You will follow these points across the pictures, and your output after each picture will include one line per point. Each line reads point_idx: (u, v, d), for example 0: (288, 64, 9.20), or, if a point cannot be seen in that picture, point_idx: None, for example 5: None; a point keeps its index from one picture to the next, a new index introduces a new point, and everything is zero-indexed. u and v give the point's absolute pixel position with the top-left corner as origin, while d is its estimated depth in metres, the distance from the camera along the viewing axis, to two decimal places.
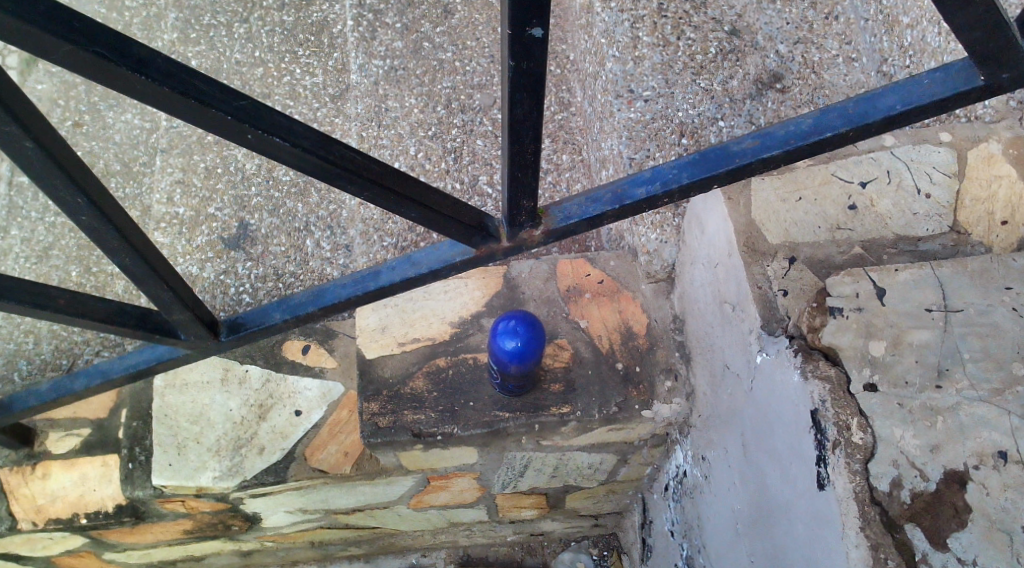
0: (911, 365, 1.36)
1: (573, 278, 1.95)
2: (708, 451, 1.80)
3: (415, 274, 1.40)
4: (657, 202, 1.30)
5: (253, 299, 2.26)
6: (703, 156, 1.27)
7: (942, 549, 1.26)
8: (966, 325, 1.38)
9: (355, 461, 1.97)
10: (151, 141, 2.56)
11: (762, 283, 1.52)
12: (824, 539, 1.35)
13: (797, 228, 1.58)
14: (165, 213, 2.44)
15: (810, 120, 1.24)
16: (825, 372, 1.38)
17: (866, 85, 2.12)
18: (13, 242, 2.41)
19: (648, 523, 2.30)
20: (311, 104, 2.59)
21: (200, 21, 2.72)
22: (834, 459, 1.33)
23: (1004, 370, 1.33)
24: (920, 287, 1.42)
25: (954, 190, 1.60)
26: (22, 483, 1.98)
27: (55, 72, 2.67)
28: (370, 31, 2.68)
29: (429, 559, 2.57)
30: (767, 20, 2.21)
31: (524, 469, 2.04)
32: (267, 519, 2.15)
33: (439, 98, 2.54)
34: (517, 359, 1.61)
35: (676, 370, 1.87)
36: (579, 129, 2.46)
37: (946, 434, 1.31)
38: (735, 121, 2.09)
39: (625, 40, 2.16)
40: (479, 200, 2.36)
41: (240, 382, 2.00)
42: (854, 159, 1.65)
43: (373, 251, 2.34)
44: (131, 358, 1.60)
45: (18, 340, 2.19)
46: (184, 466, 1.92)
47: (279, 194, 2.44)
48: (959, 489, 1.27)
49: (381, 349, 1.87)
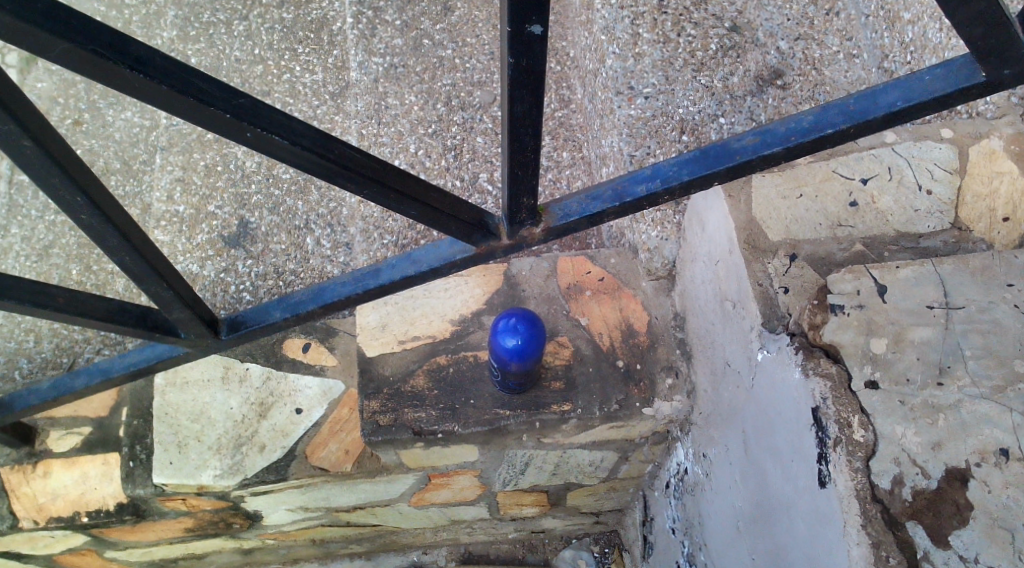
0: (912, 362, 1.36)
1: (573, 276, 1.94)
2: (709, 449, 1.80)
3: (415, 273, 1.40)
4: (657, 199, 1.30)
5: (253, 298, 2.26)
6: (704, 154, 1.27)
7: (944, 547, 1.25)
8: (967, 322, 1.37)
9: (356, 459, 1.97)
10: (151, 139, 2.56)
11: (763, 281, 1.52)
12: (825, 537, 1.35)
13: (797, 225, 1.58)
14: (165, 211, 2.43)
15: (811, 117, 1.24)
16: (826, 370, 1.38)
17: (867, 81, 2.11)
18: (13, 240, 2.41)
19: (648, 520, 2.30)
20: (310, 102, 2.58)
21: (200, 19, 2.72)
22: (834, 458, 1.33)
23: (1005, 367, 1.33)
24: (921, 284, 1.42)
25: (955, 186, 1.60)
26: (23, 482, 1.98)
27: (55, 71, 2.66)
28: (370, 28, 2.67)
29: (430, 556, 2.57)
30: (767, 16, 2.20)
31: (525, 467, 2.04)
32: (268, 518, 2.15)
33: (439, 95, 2.53)
34: (517, 357, 1.61)
35: (677, 367, 1.86)
36: (579, 126, 2.46)
37: (947, 431, 1.31)
38: (735, 118, 2.09)
39: (625, 36, 2.16)
40: (479, 198, 2.36)
41: (241, 380, 2.00)
42: (855, 156, 1.64)
43: (374, 249, 2.34)
44: (132, 356, 1.59)
45: (19, 339, 2.19)
46: (184, 465, 1.92)
47: (279, 192, 2.44)
48: (960, 486, 1.27)
49: (382, 347, 1.87)
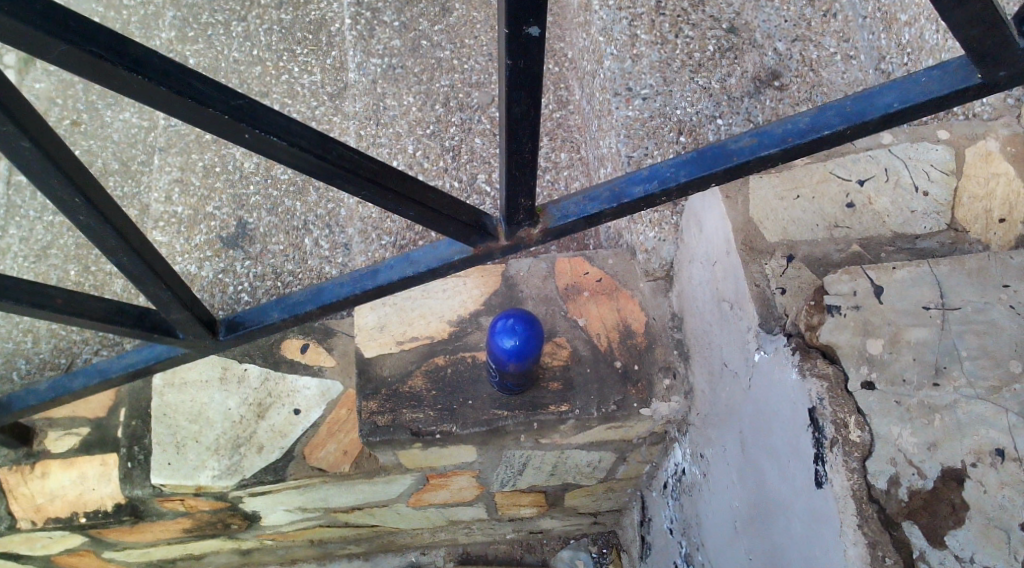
0: (908, 363, 1.37)
1: (571, 277, 1.95)
2: (706, 449, 1.80)
3: (413, 273, 1.40)
4: (655, 201, 1.30)
5: (251, 299, 2.26)
6: (701, 155, 1.28)
7: (939, 547, 1.26)
8: (964, 323, 1.38)
9: (354, 459, 1.97)
10: (149, 140, 2.56)
11: (760, 282, 1.52)
12: (822, 537, 1.35)
13: (794, 226, 1.58)
14: (163, 212, 2.43)
15: (808, 118, 1.24)
16: (823, 370, 1.38)
17: (864, 82, 2.12)
18: (12, 241, 2.41)
19: (647, 520, 2.30)
20: (309, 102, 2.59)
21: (199, 20, 2.72)
22: (831, 458, 1.34)
23: (1002, 368, 1.33)
24: (917, 285, 1.43)
25: (952, 187, 1.61)
26: (21, 483, 1.98)
27: (53, 71, 2.66)
28: (368, 29, 2.67)
29: (429, 557, 2.57)
30: (765, 17, 2.21)
31: (523, 467, 2.04)
32: (267, 518, 2.16)
33: (437, 96, 2.53)
34: (515, 357, 1.61)
35: (674, 368, 1.87)
36: (576, 127, 2.46)
37: (943, 432, 1.31)
38: (733, 119, 2.09)
39: (622, 38, 2.16)
40: (477, 199, 2.36)
41: (239, 381, 2.00)
42: (852, 157, 1.65)
43: (372, 249, 2.35)
44: (130, 356, 1.60)
45: (17, 339, 2.19)
46: (183, 465, 1.92)
47: (277, 193, 2.44)
48: (956, 486, 1.27)
49: (380, 347, 1.87)
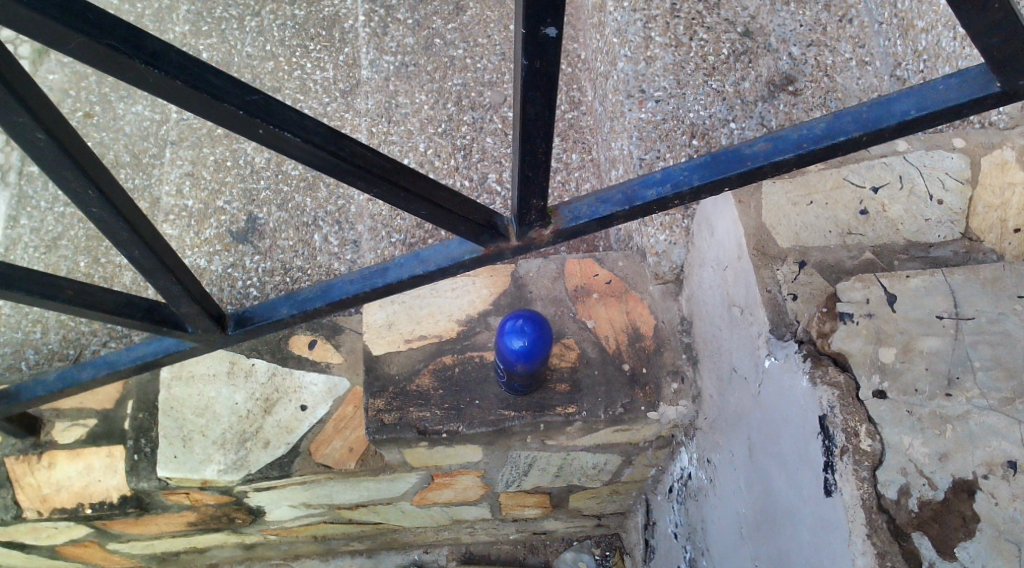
0: (921, 372, 1.36)
1: (580, 278, 1.94)
2: (714, 454, 1.80)
3: (422, 272, 1.39)
4: (667, 204, 1.29)
5: (259, 294, 2.27)
6: (714, 159, 1.27)
7: (949, 559, 1.25)
8: (977, 333, 1.37)
9: (359, 456, 1.96)
10: (161, 133, 2.56)
11: (771, 287, 1.52)
12: (829, 544, 1.35)
13: (807, 232, 1.57)
14: (174, 205, 2.44)
15: (823, 124, 1.23)
16: (834, 379, 1.37)
17: (879, 89, 2.11)
18: (22, 231, 2.42)
19: (651, 525, 2.30)
20: (322, 99, 2.59)
21: (212, 14, 2.72)
22: (841, 466, 1.33)
23: (1016, 380, 1.32)
24: (931, 293, 1.41)
25: (967, 196, 1.59)
26: (28, 472, 1.97)
27: (67, 63, 2.67)
28: (382, 26, 2.67)
29: (432, 555, 2.57)
30: (780, 22, 2.19)
31: (527, 468, 2.04)
32: (271, 513, 2.16)
33: (449, 95, 2.53)
34: (524, 358, 1.60)
35: (682, 372, 1.86)
36: (588, 129, 2.46)
37: (955, 442, 1.30)
38: (746, 124, 2.08)
39: (636, 40, 2.15)
40: (488, 198, 2.36)
41: (246, 375, 2.00)
42: (866, 164, 1.64)
43: (381, 246, 2.34)
44: (139, 349, 1.59)
45: (26, 329, 2.20)
46: (189, 459, 1.93)
47: (287, 188, 2.44)
48: (967, 498, 1.27)
49: (388, 345, 1.87)
